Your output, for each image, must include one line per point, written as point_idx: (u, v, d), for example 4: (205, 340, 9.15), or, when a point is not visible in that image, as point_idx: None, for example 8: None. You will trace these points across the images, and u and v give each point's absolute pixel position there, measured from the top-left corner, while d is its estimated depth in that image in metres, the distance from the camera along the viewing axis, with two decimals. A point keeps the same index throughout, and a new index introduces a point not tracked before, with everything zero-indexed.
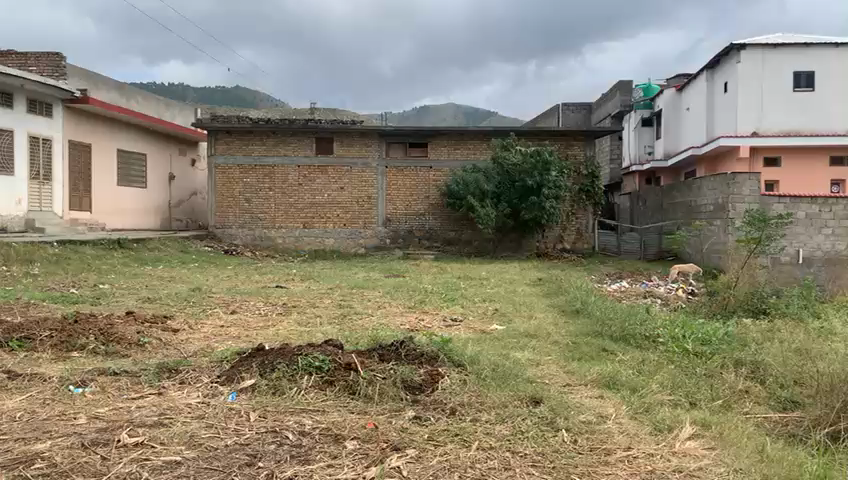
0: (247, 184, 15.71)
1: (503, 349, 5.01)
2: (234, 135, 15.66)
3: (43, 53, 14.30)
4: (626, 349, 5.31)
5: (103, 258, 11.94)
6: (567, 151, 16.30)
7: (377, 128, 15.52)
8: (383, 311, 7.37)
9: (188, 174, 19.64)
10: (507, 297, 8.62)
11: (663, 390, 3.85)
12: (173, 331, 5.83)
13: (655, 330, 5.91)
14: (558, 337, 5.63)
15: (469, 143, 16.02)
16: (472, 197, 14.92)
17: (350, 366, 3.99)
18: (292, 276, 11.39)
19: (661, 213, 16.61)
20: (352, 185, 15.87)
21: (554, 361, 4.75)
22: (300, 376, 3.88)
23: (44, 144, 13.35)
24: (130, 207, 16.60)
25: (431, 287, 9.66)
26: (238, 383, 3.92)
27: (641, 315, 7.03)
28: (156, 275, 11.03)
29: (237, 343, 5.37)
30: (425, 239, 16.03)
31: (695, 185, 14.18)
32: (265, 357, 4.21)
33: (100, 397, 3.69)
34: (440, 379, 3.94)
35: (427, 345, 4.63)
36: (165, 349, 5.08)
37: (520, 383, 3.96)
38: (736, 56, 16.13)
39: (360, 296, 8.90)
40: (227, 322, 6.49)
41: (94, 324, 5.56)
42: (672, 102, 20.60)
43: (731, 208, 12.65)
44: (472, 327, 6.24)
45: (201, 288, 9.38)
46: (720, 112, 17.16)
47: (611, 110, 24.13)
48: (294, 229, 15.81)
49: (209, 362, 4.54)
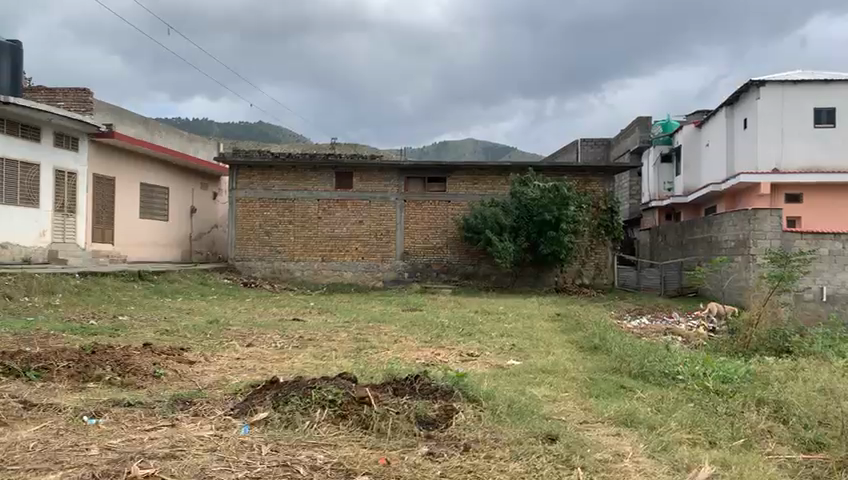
0: (267, 217, 15.86)
1: (520, 385, 4.95)
2: (255, 169, 15.87)
3: (71, 88, 14.65)
4: (645, 386, 5.22)
5: (123, 290, 12.05)
6: (586, 186, 16.28)
7: (396, 162, 15.64)
8: (400, 344, 7.34)
9: (209, 207, 19.88)
10: (524, 333, 8.54)
11: (683, 428, 3.76)
12: (189, 363, 5.84)
13: (675, 367, 5.81)
14: (575, 373, 5.56)
15: (488, 179, 16.08)
16: (491, 232, 14.92)
17: (363, 400, 3.96)
18: (309, 309, 11.39)
19: (681, 248, 16.49)
20: (371, 219, 15.94)
21: (572, 397, 4.68)
22: (314, 409, 3.85)
23: (69, 177, 13.60)
24: (152, 239, 16.80)
25: (448, 322, 9.61)
26: (251, 416, 3.90)
27: (660, 352, 6.93)
28: (175, 307, 11.08)
29: (251, 376, 5.36)
30: (443, 272, 15.99)
31: (716, 221, 14.09)
32: (279, 390, 4.20)
33: (114, 428, 3.70)
34: (455, 415, 3.90)
35: (442, 379, 4.60)
36: (180, 381, 5.09)
37: (536, 419, 3.90)
38: (756, 93, 16.12)
39: (376, 329, 8.86)
40: (243, 354, 6.49)
41: (111, 355, 5.58)
42: (691, 138, 20.57)
43: (753, 244, 12.50)
44: (488, 362, 6.18)
45: (218, 320, 9.40)
46: (740, 148, 17.10)
47: (629, 146, 24.14)
48: (313, 262, 15.87)
49: (223, 395, 4.54)
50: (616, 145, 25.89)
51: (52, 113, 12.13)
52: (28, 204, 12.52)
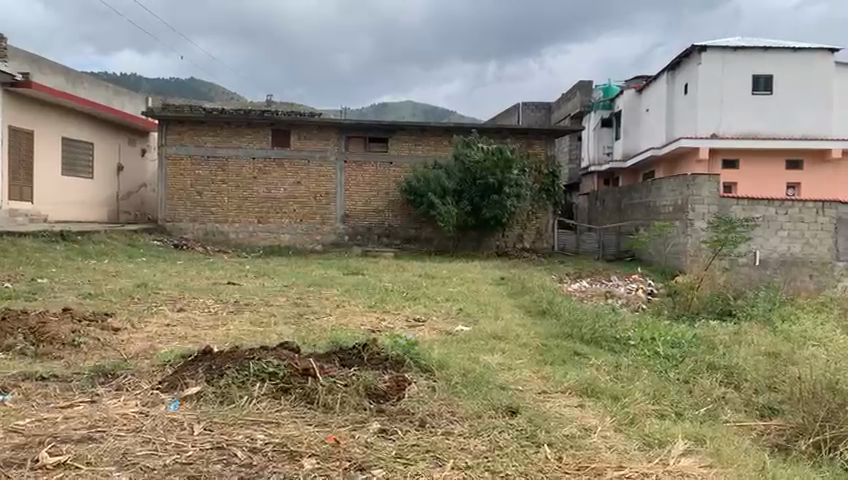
0: (199, 176, 15.14)
1: (471, 352, 4.70)
2: (187, 125, 15.06)
3: None
4: (599, 352, 5.05)
5: (44, 251, 11.27)
6: (528, 149, 16.13)
7: (336, 121, 15.08)
8: (342, 309, 7.01)
9: (137, 165, 18.90)
10: (470, 297, 8.34)
11: (648, 399, 3.57)
12: (113, 330, 5.37)
13: (626, 333, 5.66)
14: (528, 339, 5.35)
15: (430, 140, 15.70)
16: (433, 194, 14.63)
17: (308, 372, 3.64)
18: (245, 273, 10.91)
19: (619, 213, 16.60)
20: (310, 180, 15.40)
21: (526, 365, 4.45)
22: (252, 383, 3.51)
23: None
24: (75, 197, 15.84)
25: (391, 286, 9.33)
26: (181, 391, 3.52)
27: (609, 317, 6.82)
28: (100, 269, 10.42)
29: (183, 344, 4.93)
30: (384, 236, 15.68)
31: (655, 186, 14.18)
32: (213, 361, 3.81)
33: (23, 406, 3.26)
34: (406, 386, 3.62)
35: (391, 347, 4.30)
36: (103, 350, 4.64)
37: (493, 390, 3.65)
38: (697, 58, 16.22)
39: (317, 294, 8.50)
40: (173, 320, 6.05)
41: (24, 322, 5.06)
42: (631, 103, 20.68)
43: (691, 209, 12.62)
44: (436, 328, 5.94)
45: (147, 284, 8.85)
46: (680, 113, 17.26)
47: (570, 110, 24.09)
48: (249, 225, 15.29)
49: (150, 366, 4.11)
50: (557, 109, 25.85)
51: None
52: None
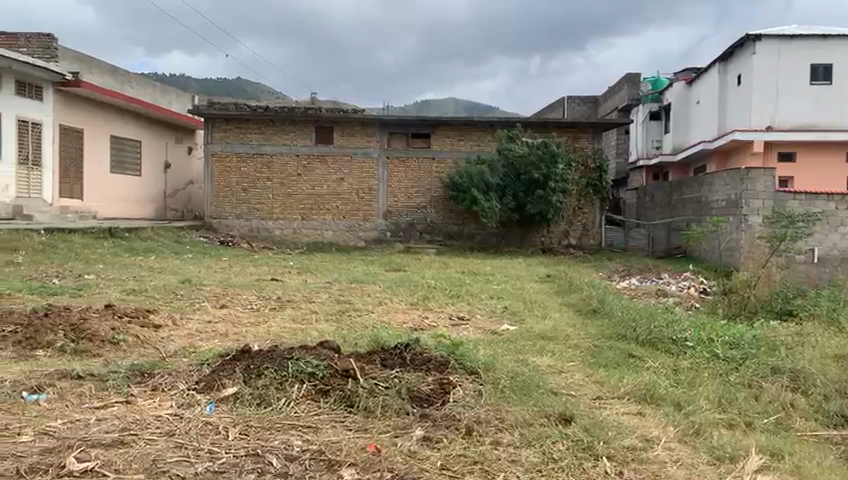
0: (244, 173, 15.20)
1: (519, 354, 4.47)
2: (232, 123, 15.13)
3: (33, 34, 13.77)
4: (655, 355, 4.78)
5: (92, 247, 11.42)
6: (574, 143, 15.74)
7: (379, 116, 14.94)
8: (385, 307, 6.85)
9: (184, 162, 19.12)
10: (516, 294, 8.09)
11: (714, 407, 3.30)
12: (154, 327, 5.29)
13: (683, 334, 5.34)
14: (578, 340, 5.10)
15: (474, 135, 15.45)
16: (476, 190, 14.39)
17: (348, 372, 3.47)
18: (289, 269, 10.86)
19: (669, 209, 16.10)
20: (352, 176, 15.32)
21: (578, 368, 4.21)
22: (290, 384, 3.35)
23: (33, 128, 12.82)
24: (123, 195, 16.06)
25: (434, 283, 9.14)
26: (218, 391, 3.38)
27: (663, 317, 6.50)
28: (146, 266, 10.49)
29: (223, 342, 4.82)
30: (427, 232, 15.51)
31: (707, 181, 13.67)
32: (251, 361, 3.65)
33: (57, 406, 3.18)
34: (452, 389, 3.43)
35: (435, 348, 4.10)
36: (142, 348, 4.56)
37: (545, 396, 3.43)
38: (751, 48, 15.56)
39: (359, 290, 8.36)
40: (214, 317, 5.97)
41: (66, 319, 5.03)
42: (681, 96, 20.07)
43: (745, 204, 12.15)
44: (481, 327, 5.73)
45: (191, 280, 8.85)
46: (733, 105, 16.65)
47: (617, 104, 23.53)
48: (293, 221, 15.28)
49: (188, 365, 4.00)
50: (604, 103, 25.30)
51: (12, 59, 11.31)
52: None
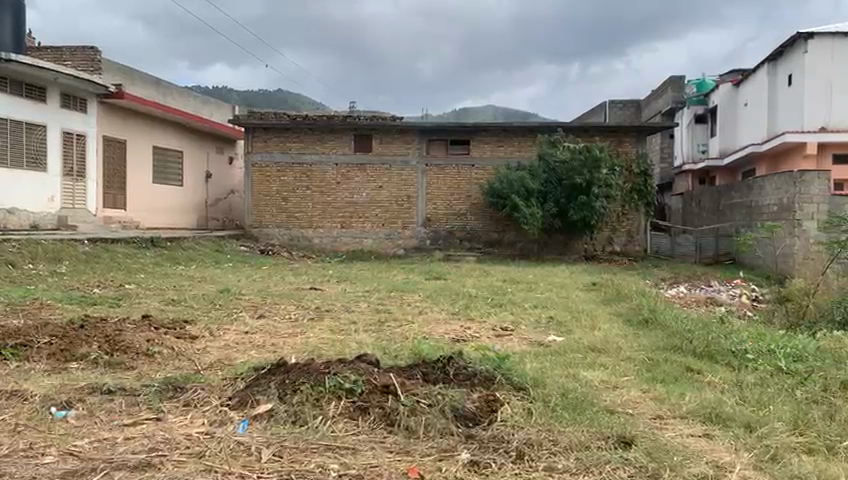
0: (283, 182, 15.19)
1: (569, 368, 4.21)
2: (271, 132, 15.15)
3: (78, 47, 14.01)
4: (716, 369, 4.47)
5: (134, 257, 11.48)
6: (618, 148, 15.36)
7: (417, 124, 14.79)
8: (425, 317, 6.64)
9: (225, 172, 19.25)
10: (560, 304, 7.81)
11: (790, 429, 2.98)
12: (190, 339, 5.17)
13: (743, 345, 5.01)
14: (631, 353, 4.81)
15: (514, 140, 15.17)
16: (517, 196, 14.10)
17: (388, 389, 3.27)
18: (327, 278, 10.75)
19: (717, 214, 15.57)
20: (391, 184, 15.18)
21: (633, 384, 3.94)
22: (327, 401, 3.16)
23: (78, 140, 12.98)
24: (165, 204, 16.19)
25: (476, 292, 8.90)
26: (252, 408, 3.20)
27: (718, 327, 6.14)
28: (186, 275, 10.49)
29: (259, 355, 4.66)
30: (467, 240, 15.26)
31: (757, 185, 13.17)
32: (287, 375, 3.47)
33: (85, 424, 3.04)
34: (499, 407, 3.20)
35: (480, 361, 3.87)
36: (177, 361, 4.43)
37: (601, 416, 3.17)
38: (803, 47, 14.99)
39: (399, 300, 8.17)
40: (252, 328, 5.83)
41: (102, 330, 4.93)
42: (728, 98, 19.48)
43: (798, 208, 11.68)
44: (526, 338, 5.47)
45: (230, 289, 8.78)
46: (783, 106, 16.07)
47: (660, 107, 22.98)
48: (332, 230, 15.21)
49: (222, 379, 3.83)
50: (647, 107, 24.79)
51: (57, 72, 11.46)
52: (34, 168, 11.93)
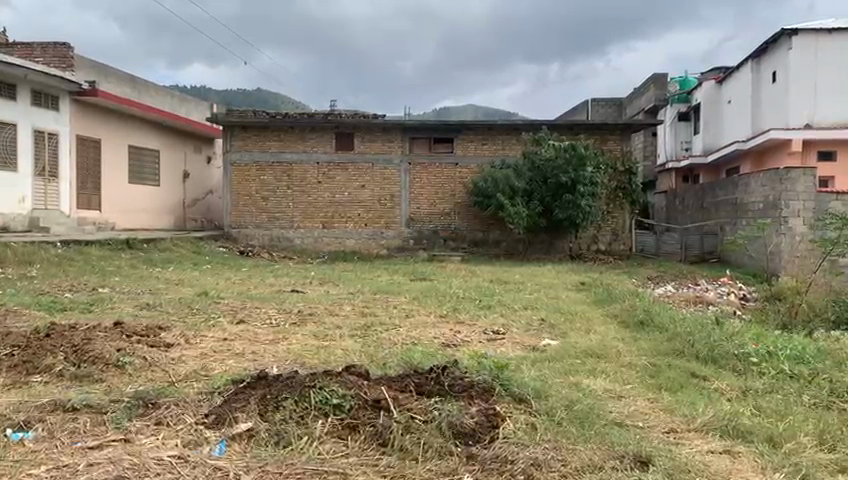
0: (264, 182, 14.84)
1: (568, 376, 3.96)
2: (250, 131, 14.81)
3: (50, 43, 13.57)
4: (722, 374, 4.26)
5: (110, 259, 11.09)
6: (602, 146, 15.20)
7: (400, 121, 14.50)
8: (413, 320, 6.37)
9: (203, 171, 18.84)
10: (551, 305, 7.59)
11: (817, 444, 2.77)
12: (164, 347, 4.86)
13: (746, 348, 4.79)
14: (632, 359, 4.58)
15: (498, 138, 14.95)
16: (502, 195, 13.88)
17: (379, 404, 2.99)
18: (310, 279, 10.46)
19: (701, 212, 15.45)
20: (374, 183, 14.89)
21: (638, 393, 3.70)
22: (313, 419, 2.89)
23: (50, 139, 12.54)
24: (142, 205, 15.76)
25: (463, 293, 8.64)
26: (230, 428, 2.91)
27: (717, 328, 5.92)
28: (164, 278, 10.12)
29: (239, 365, 4.37)
30: (452, 240, 15.01)
31: (742, 182, 13.04)
32: (268, 390, 3.19)
33: (44, 447, 2.74)
34: (500, 423, 2.94)
35: (475, 370, 3.62)
36: (150, 372, 4.13)
37: (613, 431, 2.94)
38: (787, 44, 14.91)
39: (385, 302, 7.89)
40: (231, 334, 5.53)
41: (69, 339, 4.60)
42: (711, 95, 19.41)
43: (784, 205, 11.55)
44: (520, 343, 5.23)
45: (208, 292, 8.46)
46: (767, 104, 16.02)
47: (643, 105, 22.88)
48: (314, 230, 14.89)
49: (198, 393, 3.53)
50: (629, 105, 24.73)
51: (28, 68, 11.04)
52: (4, 168, 11.50)
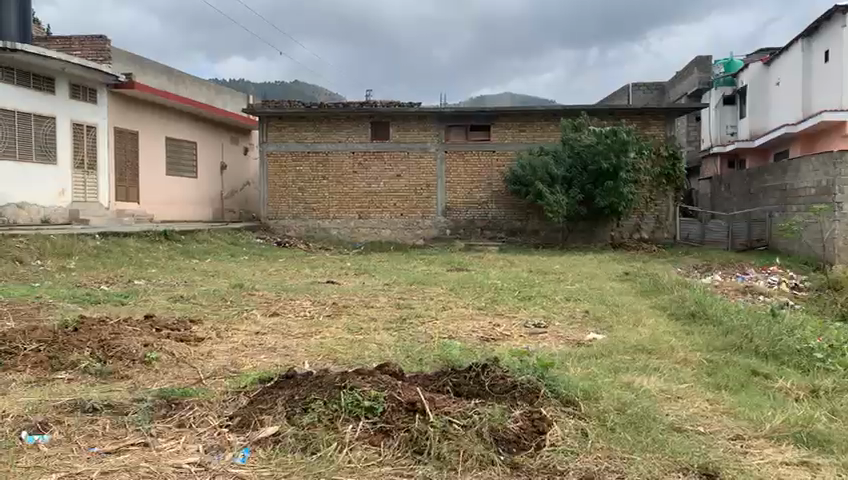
0: (300, 172, 14.74)
1: (619, 375, 3.69)
2: (286, 121, 14.70)
3: (87, 37, 13.60)
4: (786, 371, 3.93)
5: (147, 251, 11.08)
6: (645, 131, 14.70)
7: (436, 109, 14.24)
8: (450, 313, 6.12)
9: (240, 162, 18.85)
10: (594, 296, 7.28)
11: None
12: (194, 342, 4.70)
13: (809, 342, 4.45)
14: (687, 354, 4.28)
15: (536, 125, 14.57)
16: (541, 182, 13.52)
17: (415, 407, 2.76)
18: (345, 270, 10.29)
19: (748, 198, 14.86)
20: (410, 172, 14.66)
21: (697, 393, 3.41)
22: (343, 423, 2.67)
23: (88, 132, 12.58)
24: (179, 197, 15.78)
25: (501, 283, 8.35)
26: (255, 431, 2.71)
27: (773, 319, 5.56)
28: (200, 269, 10.05)
29: (270, 360, 4.18)
30: (489, 229, 14.71)
31: (792, 166, 12.45)
32: (296, 390, 2.98)
33: (59, 453, 2.57)
34: (547, 428, 2.68)
35: (518, 369, 3.36)
36: (177, 369, 3.96)
37: (673, 437, 2.67)
38: (841, 20, 14.20)
39: (421, 293, 7.67)
40: (263, 327, 5.36)
41: (96, 334, 4.47)
42: (759, 77, 18.66)
43: (838, 190, 11.00)
44: (564, 337, 4.95)
45: (243, 284, 8.34)
46: (821, 84, 15.29)
47: (686, 89, 22.19)
48: (350, 220, 14.75)
49: (224, 393, 3.34)
50: (671, 89, 24.02)
51: (66, 61, 11.04)
52: (44, 162, 11.56)
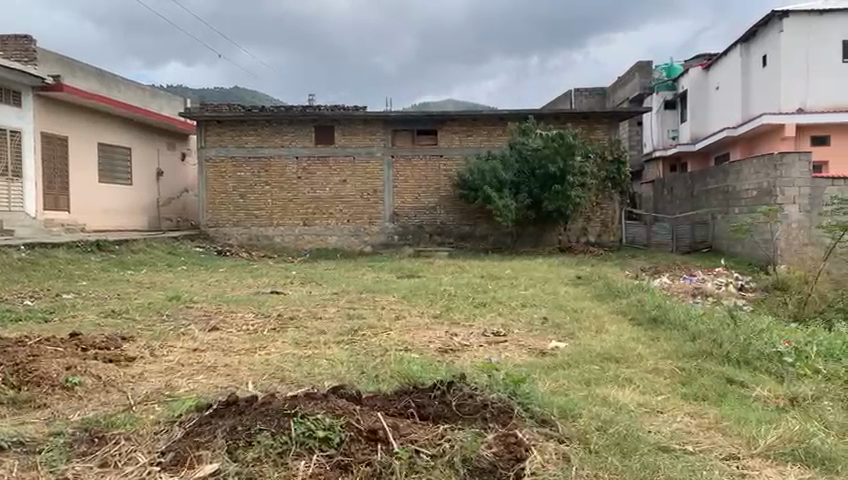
0: (241, 178, 14.20)
1: (591, 388, 3.43)
2: (226, 125, 14.15)
3: (10, 36, 12.79)
4: (759, 379, 3.76)
5: (78, 263, 10.39)
6: (590, 135, 14.71)
7: (382, 112, 13.92)
8: (406, 323, 5.79)
9: (177, 169, 18.12)
10: (550, 301, 7.07)
11: None
12: (124, 362, 4.26)
13: (777, 346, 4.29)
14: (656, 362, 4.07)
15: (483, 129, 14.40)
16: (490, 187, 13.33)
17: (375, 436, 2.44)
18: (290, 279, 9.87)
19: (691, 200, 15.00)
20: (356, 177, 14.29)
21: (676, 406, 3.17)
22: (294, 458, 2.33)
23: (12, 137, 11.78)
24: (113, 205, 15.02)
25: (454, 290, 8.08)
26: (191, 469, 2.33)
27: (735, 321, 5.42)
28: (135, 281, 9.46)
29: (209, 382, 3.77)
30: (438, 234, 14.45)
31: (734, 169, 12.55)
32: (240, 419, 2.61)
33: None
34: (524, 454, 2.37)
35: (486, 386, 3.06)
36: (102, 394, 3.53)
37: (663, 460, 2.41)
38: (778, 25, 14.51)
39: (372, 302, 7.32)
40: (202, 344, 4.93)
41: (10, 357, 3.98)
42: (698, 82, 19.00)
43: (780, 193, 11.05)
44: (525, 347, 4.69)
45: (180, 296, 7.84)
46: (759, 88, 15.58)
47: (628, 94, 22.44)
48: (294, 227, 14.27)
49: (156, 423, 2.95)
50: (613, 94, 24.31)
51: None
52: None
